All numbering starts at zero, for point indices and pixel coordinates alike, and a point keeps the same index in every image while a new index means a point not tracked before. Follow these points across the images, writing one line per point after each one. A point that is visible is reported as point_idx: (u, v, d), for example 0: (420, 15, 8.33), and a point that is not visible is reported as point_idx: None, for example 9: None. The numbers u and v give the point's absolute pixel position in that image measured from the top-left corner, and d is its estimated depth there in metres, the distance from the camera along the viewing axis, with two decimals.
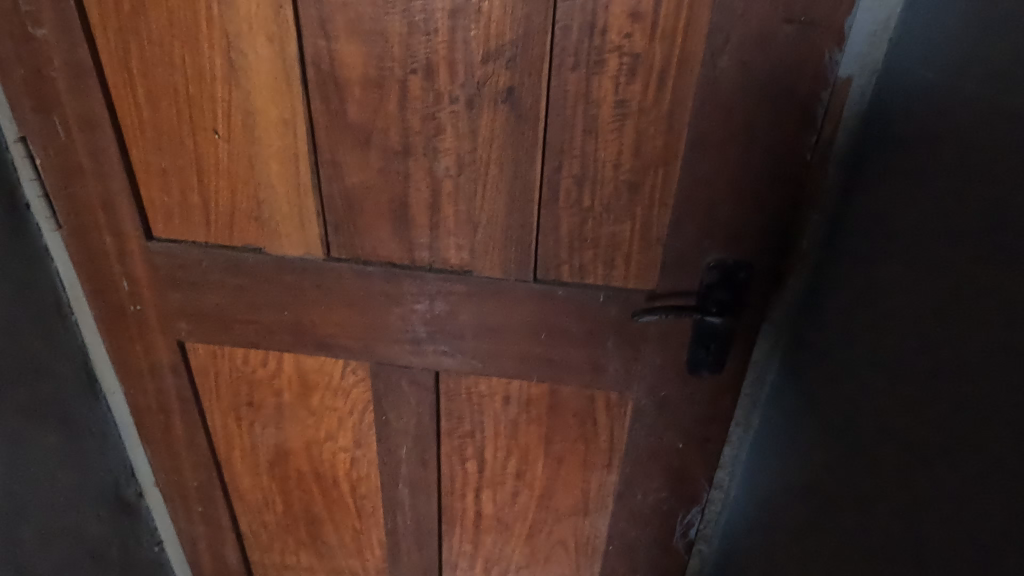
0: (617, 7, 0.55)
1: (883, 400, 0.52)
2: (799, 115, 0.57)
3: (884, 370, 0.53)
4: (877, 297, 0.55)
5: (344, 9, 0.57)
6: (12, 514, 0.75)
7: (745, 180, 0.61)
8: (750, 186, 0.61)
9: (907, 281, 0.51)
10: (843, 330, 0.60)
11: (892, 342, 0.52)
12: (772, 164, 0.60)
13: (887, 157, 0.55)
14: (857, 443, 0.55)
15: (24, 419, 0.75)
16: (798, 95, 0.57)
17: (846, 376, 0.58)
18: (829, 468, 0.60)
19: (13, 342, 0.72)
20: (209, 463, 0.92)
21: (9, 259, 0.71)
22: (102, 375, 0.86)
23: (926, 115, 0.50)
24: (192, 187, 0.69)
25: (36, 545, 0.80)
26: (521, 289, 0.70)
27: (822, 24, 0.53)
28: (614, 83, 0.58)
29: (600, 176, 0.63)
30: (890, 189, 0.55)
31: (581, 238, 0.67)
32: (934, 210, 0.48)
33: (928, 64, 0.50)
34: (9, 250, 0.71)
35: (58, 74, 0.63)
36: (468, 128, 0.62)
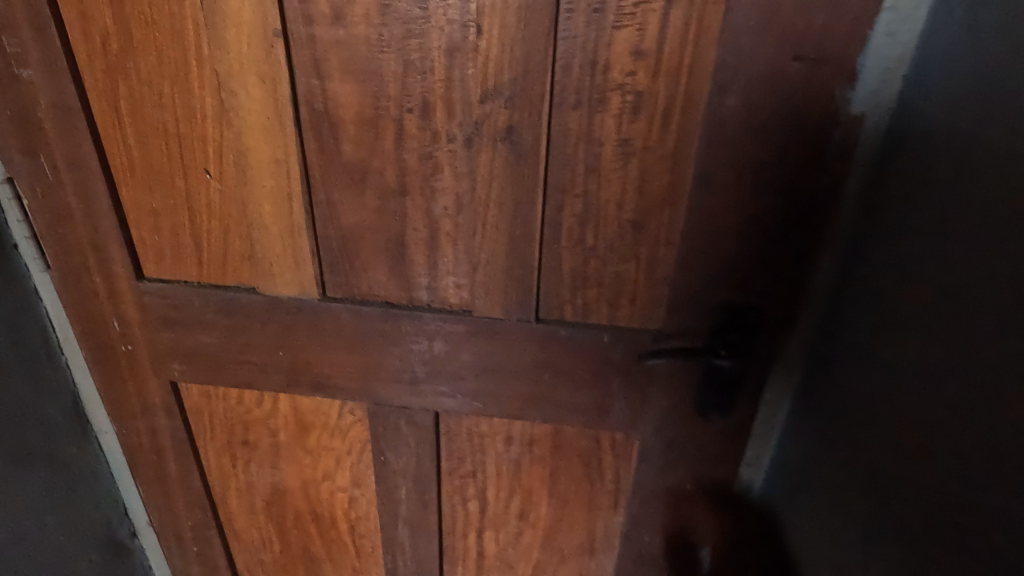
0: (619, 45, 0.53)
1: (906, 461, 0.49)
2: (809, 152, 0.55)
3: (905, 428, 0.49)
4: (895, 349, 0.52)
5: (337, 47, 0.55)
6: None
7: (753, 220, 0.59)
8: (758, 226, 0.59)
9: (932, 326, 0.47)
10: (859, 379, 0.57)
11: (916, 391, 0.48)
12: (782, 203, 0.58)
13: (908, 193, 0.52)
14: (880, 503, 0.52)
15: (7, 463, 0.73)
16: (809, 133, 0.55)
17: (864, 428, 0.55)
18: (852, 521, 0.56)
19: None
20: (204, 503, 0.89)
21: None
22: (92, 415, 0.83)
23: (951, 150, 0.46)
24: (184, 227, 0.67)
25: None
26: (522, 329, 0.68)
27: (832, 62, 0.51)
28: (617, 121, 0.56)
29: (603, 216, 0.61)
30: (913, 225, 0.51)
31: (584, 277, 0.65)
32: (961, 252, 0.45)
33: (951, 97, 0.47)
34: None
35: (46, 114, 0.61)
36: (466, 168, 0.60)
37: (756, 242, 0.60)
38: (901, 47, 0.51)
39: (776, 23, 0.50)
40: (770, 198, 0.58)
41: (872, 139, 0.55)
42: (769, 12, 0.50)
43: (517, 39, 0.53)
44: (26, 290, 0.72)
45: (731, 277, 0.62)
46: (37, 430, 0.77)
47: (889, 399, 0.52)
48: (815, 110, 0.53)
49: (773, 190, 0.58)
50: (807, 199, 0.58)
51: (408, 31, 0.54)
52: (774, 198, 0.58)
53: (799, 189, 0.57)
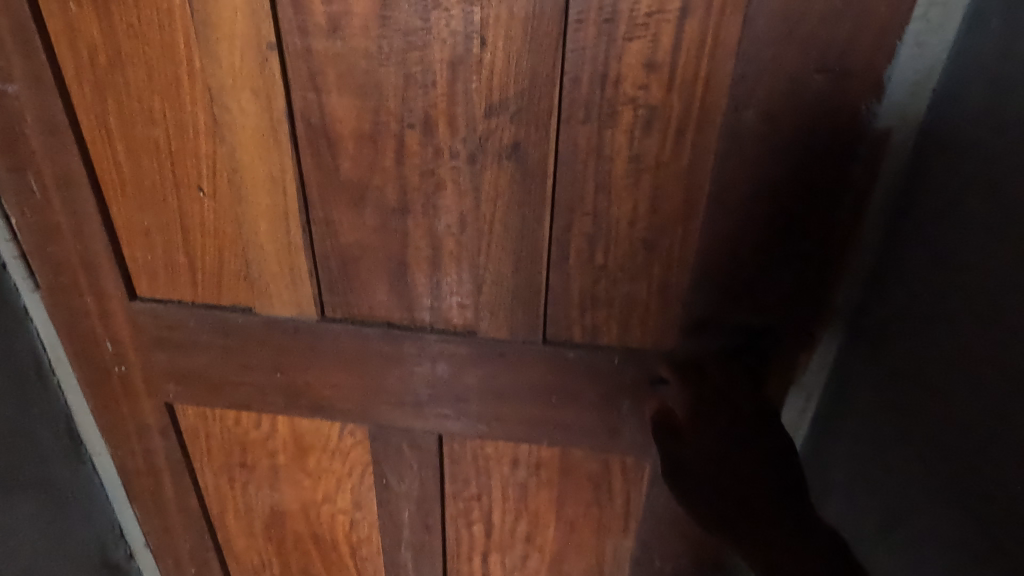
0: (631, 58, 0.50)
1: (963, 489, 0.45)
2: (832, 170, 0.52)
3: (959, 454, 0.46)
4: (937, 369, 0.49)
5: (335, 61, 0.53)
6: None
7: (773, 240, 0.56)
8: (778, 244, 0.56)
9: (984, 346, 0.44)
10: (895, 400, 0.54)
11: (968, 414, 0.45)
12: (804, 222, 0.55)
13: (945, 205, 0.49)
14: (930, 534, 0.48)
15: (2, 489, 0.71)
16: (834, 150, 0.51)
17: (904, 454, 0.52)
18: (893, 552, 0.53)
19: None
20: (201, 525, 0.87)
21: None
22: (86, 436, 0.81)
23: (994, 158, 0.43)
24: (177, 245, 0.64)
25: None
26: (529, 351, 0.65)
27: (858, 75, 0.48)
28: (628, 137, 0.53)
29: (614, 234, 0.58)
30: (953, 238, 0.48)
31: (593, 297, 0.62)
32: (1014, 266, 0.42)
33: (989, 105, 0.44)
34: None
35: (32, 131, 0.58)
36: (470, 185, 0.57)
37: (775, 262, 0.57)
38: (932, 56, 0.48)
39: (799, 33, 0.47)
40: (792, 215, 0.55)
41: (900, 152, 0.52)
42: (791, 22, 0.47)
43: (523, 51, 0.50)
44: (15, 310, 0.70)
45: (747, 299, 0.59)
46: (31, 454, 0.74)
47: (931, 427, 0.49)
48: (842, 126, 0.50)
49: (795, 209, 0.54)
50: (830, 218, 0.54)
51: (409, 43, 0.51)
52: (797, 217, 0.55)
53: (822, 207, 0.54)
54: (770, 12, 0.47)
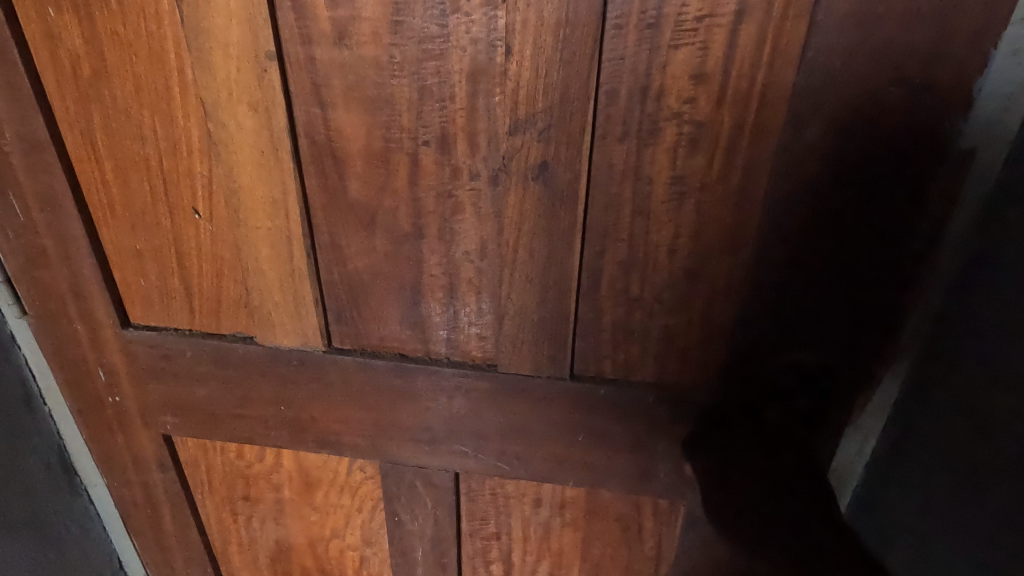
0: (677, 68, 0.44)
1: None
2: (908, 193, 0.45)
3: None
4: None
5: (342, 72, 0.47)
6: None
7: (831, 272, 0.49)
8: (838, 277, 0.49)
9: None
10: (999, 439, 0.45)
11: None
12: (872, 250, 0.48)
13: None
14: None
15: None
16: (909, 172, 0.44)
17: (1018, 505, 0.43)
18: None
19: None
20: (203, 558, 0.82)
21: None
22: (81, 467, 0.76)
23: None
24: (173, 271, 0.59)
25: None
26: (554, 387, 0.59)
27: (942, 87, 0.41)
28: (671, 156, 0.47)
29: (652, 263, 0.52)
30: None
31: (627, 331, 0.56)
32: None
33: None
34: None
35: (13, 147, 0.53)
36: (492, 208, 0.51)
37: (833, 297, 0.50)
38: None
39: (875, 39, 0.40)
40: (854, 245, 0.48)
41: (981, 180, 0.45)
42: (866, 27, 0.40)
43: (553, 61, 0.44)
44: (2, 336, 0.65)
45: (799, 335, 0.52)
46: (19, 491, 0.70)
47: None
48: (920, 145, 0.43)
49: (858, 237, 0.47)
50: (901, 249, 0.47)
51: (424, 51, 0.45)
52: (860, 246, 0.48)
53: (889, 235, 0.47)
54: (842, 15, 0.40)
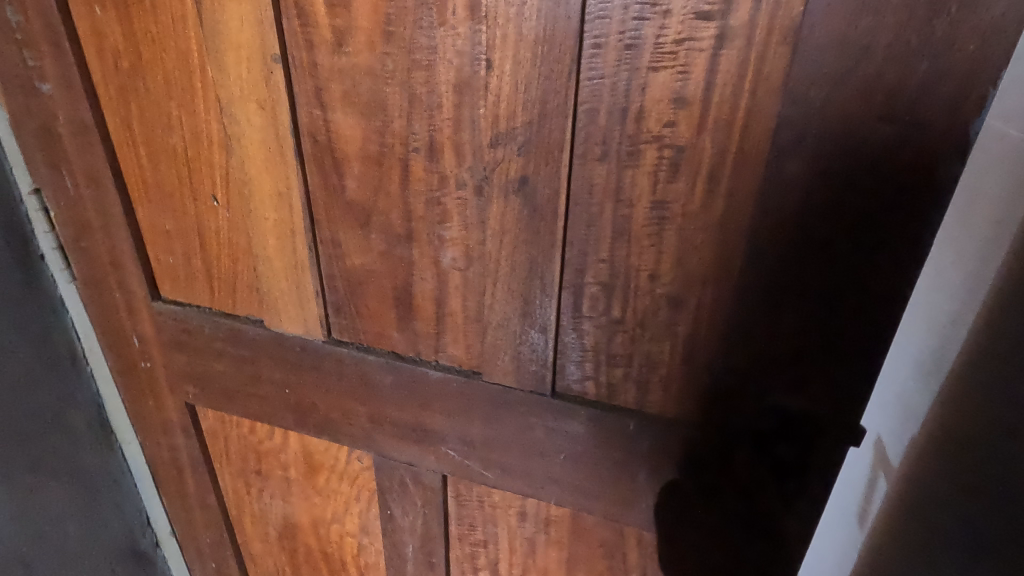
0: (657, 90, 0.43)
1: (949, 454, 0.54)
2: (898, 236, 0.42)
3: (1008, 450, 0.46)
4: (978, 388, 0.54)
5: (340, 77, 0.49)
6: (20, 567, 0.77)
7: (817, 314, 0.47)
8: (821, 318, 0.47)
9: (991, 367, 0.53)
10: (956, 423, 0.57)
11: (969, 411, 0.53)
12: (858, 293, 0.45)
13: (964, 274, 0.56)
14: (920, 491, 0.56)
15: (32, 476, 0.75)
16: (901, 215, 0.41)
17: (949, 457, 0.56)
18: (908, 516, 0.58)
19: (19, 398, 0.71)
20: (220, 523, 0.87)
21: (18, 314, 0.69)
22: (117, 425, 0.83)
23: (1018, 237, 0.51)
24: (196, 252, 0.64)
25: None
26: (536, 402, 0.59)
27: (936, 128, 0.38)
28: (652, 180, 0.46)
29: (633, 287, 0.51)
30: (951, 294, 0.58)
31: (610, 353, 0.55)
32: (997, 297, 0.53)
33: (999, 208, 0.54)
34: (20, 305, 0.68)
35: (65, 129, 0.59)
36: (477, 218, 0.52)
37: (817, 341, 0.48)
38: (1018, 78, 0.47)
39: (863, 71, 0.38)
40: (851, 289, 0.45)
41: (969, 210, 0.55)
42: (851, 60, 0.38)
43: (533, 77, 0.44)
44: (51, 300, 0.71)
45: (780, 376, 0.50)
46: (62, 441, 0.78)
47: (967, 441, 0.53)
48: (916, 189, 0.40)
49: (853, 281, 0.44)
50: (895, 297, 0.44)
51: (414, 61, 0.47)
52: (848, 289, 0.45)
53: (886, 282, 0.44)
54: (825, 45, 0.38)
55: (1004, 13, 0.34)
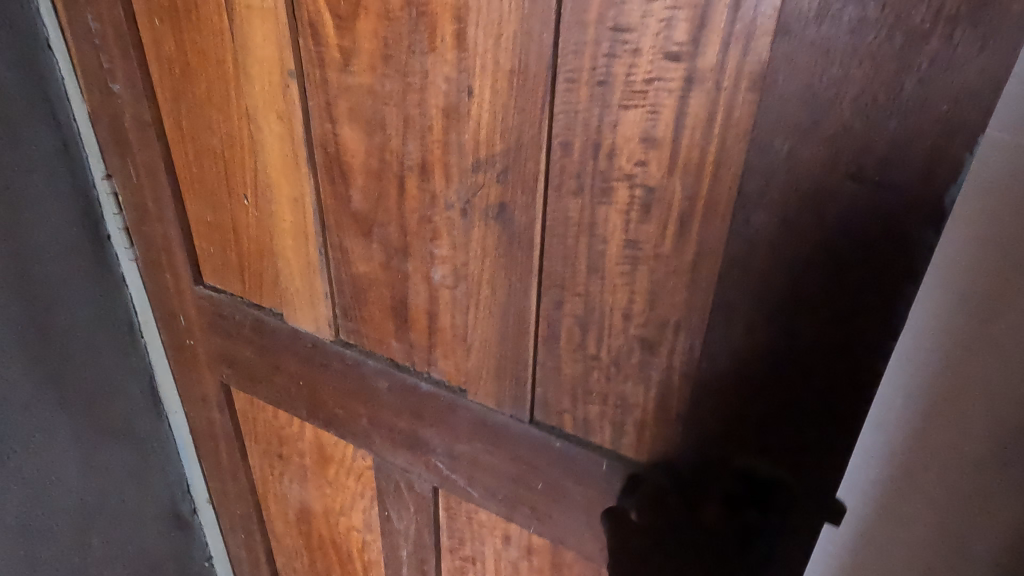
0: (627, 128, 0.42)
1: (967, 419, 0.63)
2: (868, 306, 0.38)
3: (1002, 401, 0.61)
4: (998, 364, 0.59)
5: (345, 94, 0.52)
6: (86, 523, 0.86)
7: (783, 378, 0.43)
8: (787, 382, 0.43)
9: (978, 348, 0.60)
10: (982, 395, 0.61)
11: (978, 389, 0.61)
12: (825, 361, 0.41)
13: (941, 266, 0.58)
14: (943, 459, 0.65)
15: (95, 436, 0.84)
16: (871, 283, 0.38)
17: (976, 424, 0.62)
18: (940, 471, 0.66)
19: (87, 365, 0.81)
20: (249, 496, 0.94)
21: (88, 287, 0.78)
22: (165, 395, 0.91)
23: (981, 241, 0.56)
24: (229, 245, 0.69)
25: (107, 555, 0.90)
26: (515, 427, 0.59)
27: (906, 193, 0.35)
28: (624, 219, 0.45)
29: (607, 325, 0.50)
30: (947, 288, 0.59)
31: (585, 389, 0.54)
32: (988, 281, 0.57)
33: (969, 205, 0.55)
34: (89, 279, 0.77)
35: (130, 125, 0.66)
36: (463, 239, 0.53)
37: (783, 407, 0.44)
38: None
39: (828, 124, 0.35)
40: (819, 356, 0.41)
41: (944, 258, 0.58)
42: (817, 111, 0.35)
43: (511, 106, 0.45)
44: (114, 276, 0.80)
45: (747, 438, 0.47)
46: (119, 405, 0.87)
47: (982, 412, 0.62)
48: (886, 256, 0.37)
49: (821, 348, 0.41)
50: (869, 368, 0.40)
51: (408, 84, 0.49)
52: (814, 357, 0.41)
53: (857, 352, 0.40)
54: (789, 96, 0.36)
55: (978, 72, 0.31)
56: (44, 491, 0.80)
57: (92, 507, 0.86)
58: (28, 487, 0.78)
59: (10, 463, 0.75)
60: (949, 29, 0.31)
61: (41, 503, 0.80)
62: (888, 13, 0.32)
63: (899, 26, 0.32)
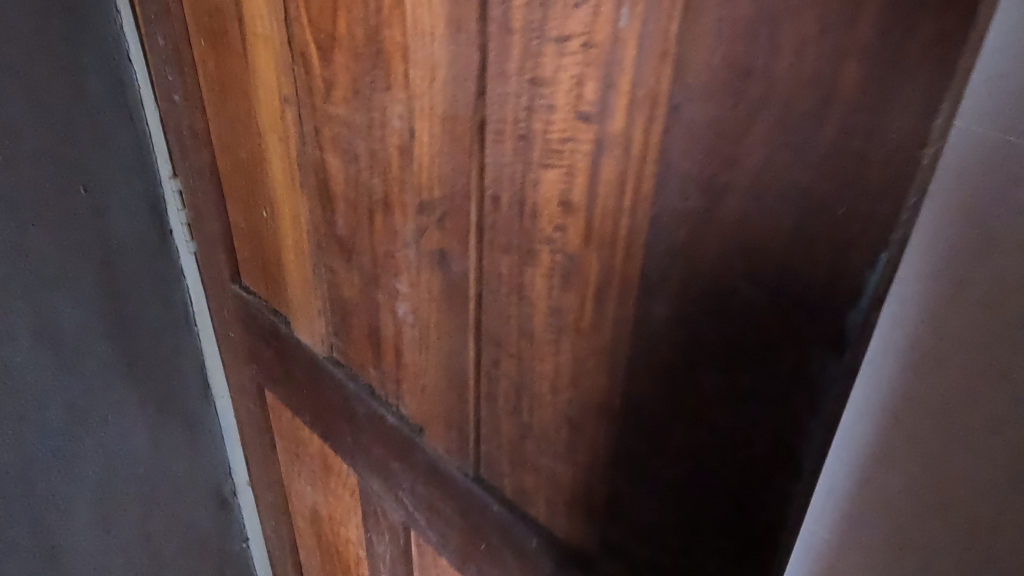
0: (546, 189, 0.39)
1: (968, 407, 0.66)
2: (765, 439, 0.32)
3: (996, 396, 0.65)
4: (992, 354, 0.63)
5: (328, 122, 0.53)
6: (139, 493, 0.96)
7: (685, 498, 0.37)
8: (689, 503, 0.37)
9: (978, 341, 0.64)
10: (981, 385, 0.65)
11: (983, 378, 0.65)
12: (726, 490, 0.35)
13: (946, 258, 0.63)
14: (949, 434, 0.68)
15: (148, 413, 0.93)
16: (766, 413, 0.31)
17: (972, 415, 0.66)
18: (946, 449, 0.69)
19: (145, 349, 0.90)
20: (278, 486, 0.98)
21: (147, 277, 0.87)
22: (214, 379, 0.99)
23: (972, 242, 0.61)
24: (255, 251, 0.73)
25: (160, 522, 1.00)
26: (461, 479, 0.56)
27: (807, 310, 0.28)
28: (547, 285, 0.41)
29: (538, 394, 0.46)
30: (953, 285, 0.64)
31: (520, 457, 0.50)
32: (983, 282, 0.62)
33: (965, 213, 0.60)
34: (149, 268, 0.86)
35: (188, 133, 0.73)
36: (415, 280, 0.51)
37: (688, 530, 0.38)
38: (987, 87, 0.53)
39: (722, 214, 0.30)
40: (717, 483, 0.35)
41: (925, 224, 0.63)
42: (710, 196, 0.30)
43: (446, 152, 0.43)
44: (173, 267, 0.88)
45: (659, 553, 0.41)
46: (172, 387, 0.95)
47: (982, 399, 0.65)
48: (780, 383, 0.30)
49: (718, 473, 0.35)
50: (774, 514, 0.33)
51: (372, 119, 0.48)
52: (713, 482, 0.35)
53: (754, 489, 0.33)
54: (682, 175, 0.31)
55: (882, 176, 0.24)
56: (99, 458, 0.90)
57: (151, 473, 0.97)
58: (99, 446, 0.89)
59: (85, 423, 0.87)
60: (845, 116, 0.24)
61: (98, 468, 0.90)
62: (778, 90, 0.26)
63: (789, 112, 0.26)
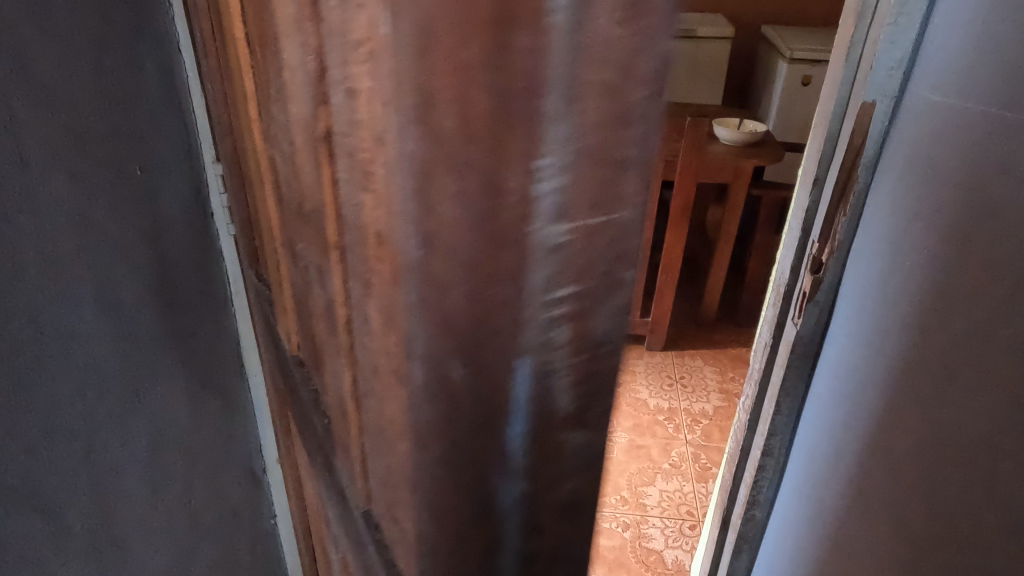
0: (368, 214, 0.34)
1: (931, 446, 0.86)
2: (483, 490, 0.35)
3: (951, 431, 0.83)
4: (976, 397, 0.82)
5: (269, 120, 0.52)
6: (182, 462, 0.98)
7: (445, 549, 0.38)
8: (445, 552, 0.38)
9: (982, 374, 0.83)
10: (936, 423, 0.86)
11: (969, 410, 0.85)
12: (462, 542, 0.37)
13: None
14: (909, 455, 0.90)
15: (189, 384, 0.98)
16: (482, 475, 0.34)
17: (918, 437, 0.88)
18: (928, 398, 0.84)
19: (189, 322, 0.96)
20: (292, 467, 1.02)
21: (193, 252, 0.96)
22: (247, 355, 1.10)
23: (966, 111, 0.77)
24: (256, 239, 0.75)
25: (201, 493, 1.03)
26: (354, 509, 0.53)
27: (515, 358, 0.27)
28: (380, 320, 0.37)
29: (388, 438, 0.42)
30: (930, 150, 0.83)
31: (385, 500, 0.46)
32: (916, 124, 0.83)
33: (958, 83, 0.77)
34: (196, 244, 0.96)
35: (219, 121, 0.77)
36: (314, 292, 0.49)
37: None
38: (941, 30, 0.77)
39: None
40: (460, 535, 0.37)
41: (876, 137, 0.88)
42: None
43: (311, 162, 0.40)
44: (212, 246, 1.00)
45: None
46: (212, 361, 1.03)
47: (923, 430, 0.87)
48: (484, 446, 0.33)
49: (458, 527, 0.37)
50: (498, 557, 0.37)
51: (285, 120, 0.47)
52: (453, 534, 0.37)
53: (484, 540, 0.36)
54: None
55: None
56: (149, 425, 0.91)
57: (195, 446, 1.01)
58: (149, 413, 0.90)
59: (137, 390, 0.88)
60: None
61: (148, 436, 0.91)
62: None
63: None
